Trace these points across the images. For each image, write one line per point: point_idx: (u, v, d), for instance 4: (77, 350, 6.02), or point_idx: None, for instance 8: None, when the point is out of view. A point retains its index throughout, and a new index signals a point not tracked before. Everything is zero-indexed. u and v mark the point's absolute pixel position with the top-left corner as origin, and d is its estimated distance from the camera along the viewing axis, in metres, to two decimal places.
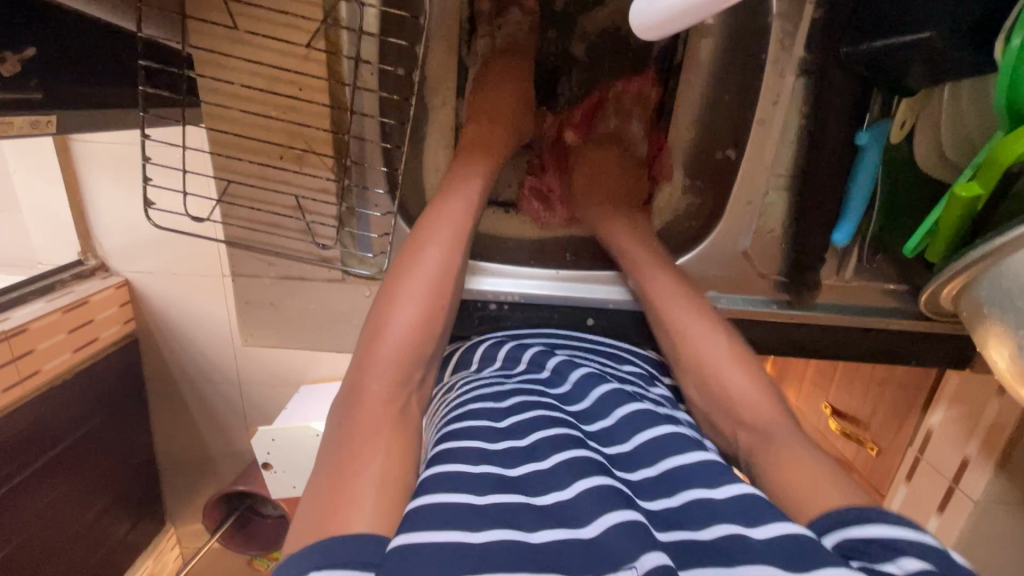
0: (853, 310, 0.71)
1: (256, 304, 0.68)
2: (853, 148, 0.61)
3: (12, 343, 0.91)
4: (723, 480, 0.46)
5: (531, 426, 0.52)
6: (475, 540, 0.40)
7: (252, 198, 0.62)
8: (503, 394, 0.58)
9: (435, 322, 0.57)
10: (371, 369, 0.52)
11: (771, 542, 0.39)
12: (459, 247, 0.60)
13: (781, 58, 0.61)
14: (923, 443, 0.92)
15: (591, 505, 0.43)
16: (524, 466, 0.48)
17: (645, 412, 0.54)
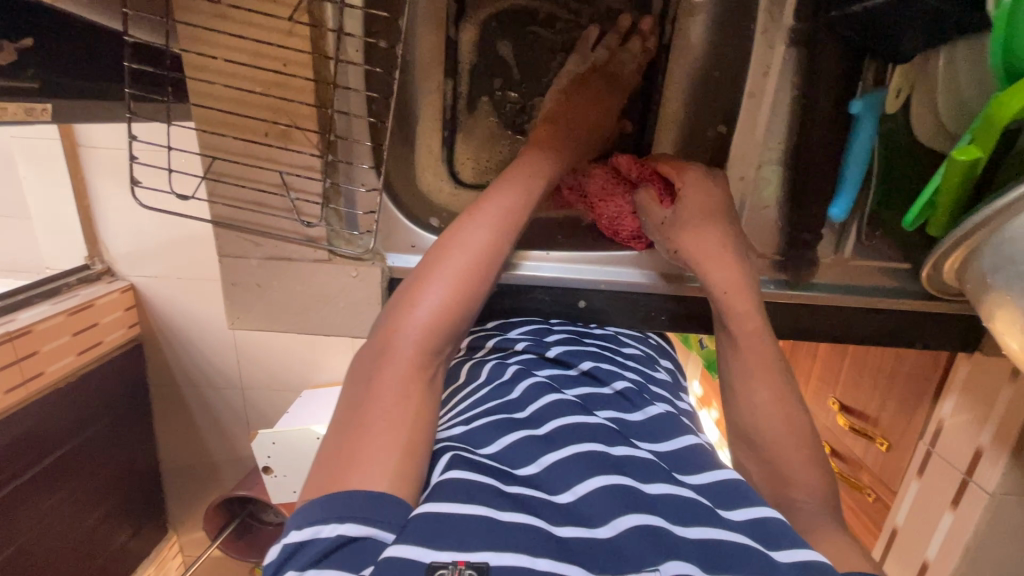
0: (852, 289, 0.70)
1: (242, 286, 0.67)
2: (844, 117, 0.59)
3: (18, 344, 1.12)
4: (739, 501, 0.48)
5: (551, 413, 0.54)
6: (501, 516, 0.42)
7: (238, 175, 0.61)
8: (510, 383, 0.60)
9: (467, 308, 0.58)
10: (404, 329, 0.53)
11: (793, 566, 0.42)
12: (501, 245, 0.61)
13: (771, 28, 0.60)
14: (935, 436, 0.89)
15: (609, 503, 0.45)
16: (548, 457, 0.49)
17: (663, 419, 0.57)
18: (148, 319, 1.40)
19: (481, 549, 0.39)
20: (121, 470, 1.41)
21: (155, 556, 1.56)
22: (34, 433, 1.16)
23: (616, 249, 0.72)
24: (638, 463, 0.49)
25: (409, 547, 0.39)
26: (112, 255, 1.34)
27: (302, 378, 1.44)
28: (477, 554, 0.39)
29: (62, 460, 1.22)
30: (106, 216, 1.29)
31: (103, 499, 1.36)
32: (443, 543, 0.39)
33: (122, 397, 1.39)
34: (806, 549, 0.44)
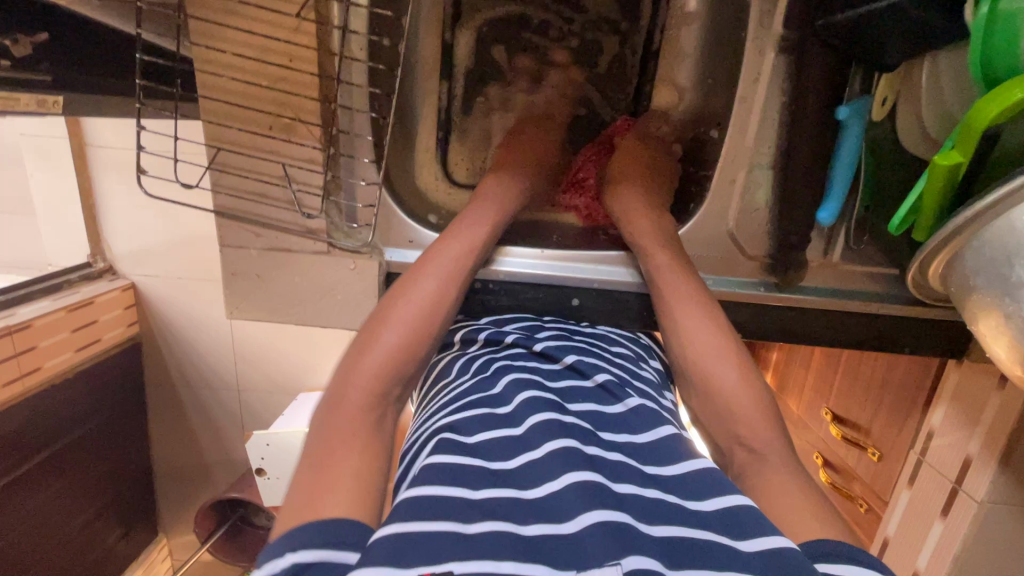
0: (841, 293, 0.71)
1: (241, 276, 0.69)
2: (832, 123, 0.61)
3: (17, 338, 1.13)
4: (711, 492, 0.48)
5: (529, 408, 0.55)
6: (468, 529, 0.42)
7: (241, 167, 0.63)
8: (493, 378, 0.61)
9: (423, 343, 0.59)
10: (358, 373, 0.54)
11: (761, 555, 0.41)
12: (456, 278, 0.63)
13: (761, 37, 0.62)
14: (925, 444, 0.89)
15: (576, 501, 0.45)
16: (521, 457, 0.50)
17: (643, 408, 0.58)
18: (146, 319, 1.41)
19: (445, 560, 0.39)
20: (114, 468, 1.41)
21: (143, 559, 1.55)
22: (28, 427, 1.16)
23: (606, 249, 0.75)
24: (624, 468, 0.50)
25: (377, 568, 0.38)
26: (114, 253, 1.35)
27: (297, 380, 1.45)
28: (442, 565, 0.39)
29: (55, 455, 1.22)
30: (109, 215, 1.31)
31: (95, 497, 1.36)
32: (411, 561, 0.39)
33: (118, 395, 1.40)
34: (777, 536, 0.43)
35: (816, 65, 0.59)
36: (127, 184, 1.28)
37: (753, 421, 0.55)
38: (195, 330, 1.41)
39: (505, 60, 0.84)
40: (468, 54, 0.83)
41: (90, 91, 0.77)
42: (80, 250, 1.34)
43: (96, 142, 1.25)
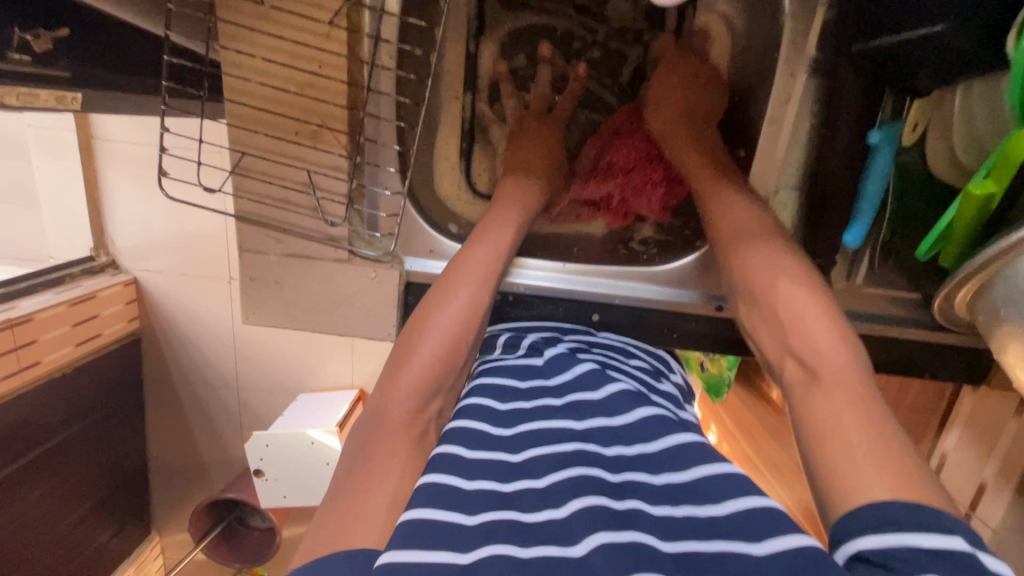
0: (862, 317, 0.70)
1: (258, 281, 0.68)
2: (864, 146, 0.61)
3: (19, 332, 1.13)
4: (727, 494, 0.44)
5: (529, 441, 0.52)
6: (465, 559, 0.40)
7: (264, 172, 0.62)
8: (501, 390, 0.59)
9: (459, 354, 0.59)
10: (395, 390, 0.54)
11: (774, 559, 0.38)
12: (487, 288, 0.63)
13: (793, 58, 0.62)
14: (938, 469, 0.89)
15: (586, 524, 0.43)
16: (517, 483, 0.48)
17: (657, 415, 0.54)
18: (148, 315, 1.40)
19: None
20: (109, 465, 1.40)
21: (136, 556, 1.54)
22: (24, 422, 1.14)
23: (656, 265, 0.73)
24: (639, 488, 0.48)
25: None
26: (118, 249, 1.34)
27: (299, 382, 1.44)
28: None
29: (50, 452, 1.21)
30: (115, 210, 1.30)
31: (89, 494, 1.34)
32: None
33: (116, 391, 1.38)
34: (796, 534, 0.40)
35: (849, 89, 0.59)
36: (136, 180, 1.28)
37: (818, 341, 0.52)
38: (199, 329, 1.40)
39: (529, 65, 0.83)
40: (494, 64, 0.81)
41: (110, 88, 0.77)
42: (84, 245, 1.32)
43: (107, 138, 1.24)
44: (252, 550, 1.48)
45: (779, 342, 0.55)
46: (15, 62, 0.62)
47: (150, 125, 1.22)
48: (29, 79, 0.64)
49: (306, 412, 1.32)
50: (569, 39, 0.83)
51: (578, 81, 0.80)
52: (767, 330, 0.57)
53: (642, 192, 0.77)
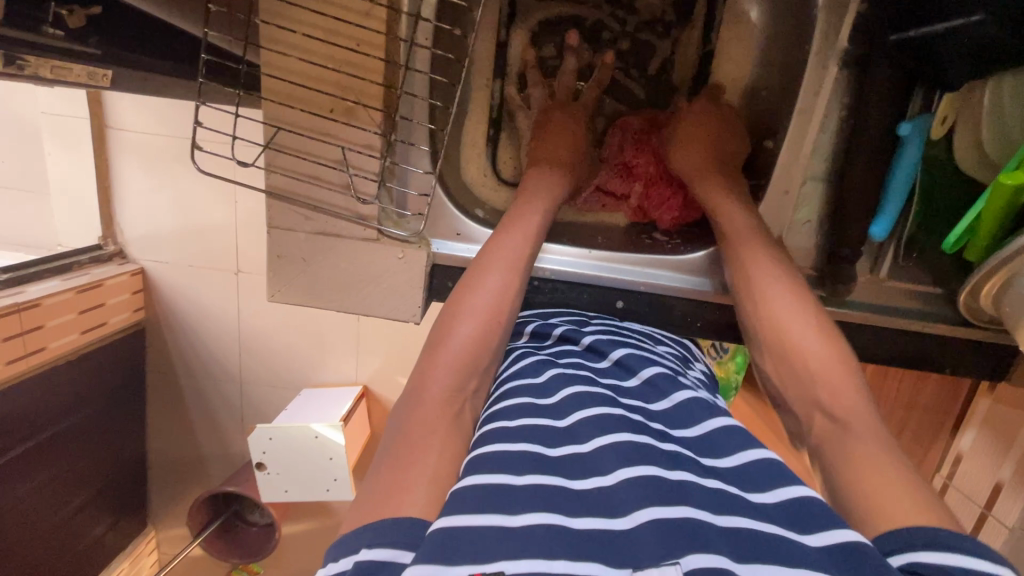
0: (885, 311, 0.70)
1: (286, 258, 0.68)
2: (891, 139, 0.61)
3: (23, 318, 1.12)
4: (772, 483, 0.46)
5: (571, 405, 0.53)
6: (513, 521, 0.40)
7: (298, 149, 0.63)
8: (534, 372, 0.60)
9: (495, 334, 0.59)
10: (434, 369, 0.54)
11: (824, 550, 0.40)
12: (519, 269, 0.63)
13: (827, 50, 0.62)
14: (953, 466, 0.91)
15: (633, 495, 0.43)
16: (564, 448, 0.49)
17: (696, 401, 0.56)
18: (154, 306, 1.39)
19: (495, 559, 0.38)
20: (108, 456, 1.38)
21: (131, 550, 1.52)
22: (26, 409, 1.13)
23: (683, 254, 0.73)
24: (683, 458, 0.48)
25: (425, 566, 0.37)
26: (127, 238, 1.34)
27: (302, 377, 1.43)
28: (492, 565, 0.37)
29: (50, 441, 1.19)
30: (126, 199, 1.30)
31: (87, 485, 1.33)
32: (460, 560, 0.38)
33: (119, 381, 1.37)
34: (841, 528, 0.41)
35: (882, 81, 0.59)
36: (148, 168, 1.27)
37: (838, 384, 0.53)
38: (206, 318, 1.40)
39: (557, 55, 0.84)
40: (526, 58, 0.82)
41: (138, 69, 0.78)
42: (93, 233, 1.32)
43: (121, 126, 1.25)
44: (250, 547, 1.47)
45: (796, 381, 0.56)
46: (48, 36, 0.62)
47: (165, 114, 1.23)
48: (62, 54, 0.64)
49: (310, 407, 1.31)
50: (597, 30, 0.84)
51: (606, 69, 0.80)
52: (783, 372, 0.58)
53: (659, 202, 0.79)
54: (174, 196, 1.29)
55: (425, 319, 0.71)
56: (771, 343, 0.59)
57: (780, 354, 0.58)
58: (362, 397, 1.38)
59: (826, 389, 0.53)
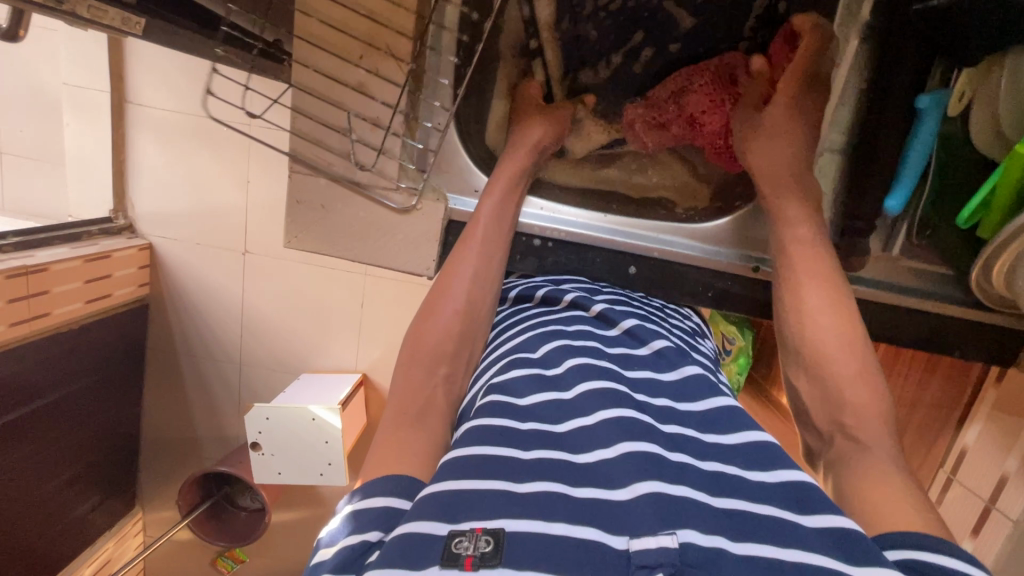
0: (894, 288, 0.73)
1: (306, 207, 0.69)
2: (912, 110, 0.64)
3: (32, 281, 1.12)
4: (772, 462, 0.44)
5: (578, 375, 0.51)
6: (519, 488, 0.40)
7: (321, 95, 0.64)
8: (539, 341, 0.58)
9: (472, 321, 0.62)
10: (416, 358, 0.57)
11: (818, 533, 0.38)
12: (494, 261, 0.67)
13: (848, 22, 0.66)
14: (957, 463, 0.91)
15: (631, 470, 0.41)
16: (571, 422, 0.47)
17: (702, 378, 0.54)
18: (159, 281, 1.40)
19: (497, 518, 0.37)
20: (101, 431, 1.37)
21: (116, 530, 1.50)
22: (29, 373, 1.13)
23: (697, 223, 0.77)
24: (686, 441, 0.46)
25: (427, 523, 0.37)
26: (137, 213, 1.34)
27: (302, 360, 1.43)
28: (495, 521, 0.37)
29: (48, 408, 1.18)
30: (138, 172, 1.31)
31: (79, 458, 1.32)
32: (463, 518, 0.38)
33: (119, 354, 1.37)
34: (837, 515, 0.39)
35: (909, 50, 0.62)
36: (164, 141, 1.28)
37: (869, 410, 0.56)
38: (211, 294, 1.40)
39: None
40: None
41: (168, 27, 0.78)
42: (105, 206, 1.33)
43: (140, 100, 1.25)
44: (236, 531, 1.45)
45: (829, 403, 0.59)
46: None
47: (184, 89, 1.24)
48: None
49: (309, 388, 1.31)
50: None
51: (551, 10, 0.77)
52: (817, 394, 0.60)
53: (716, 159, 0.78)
54: (189, 168, 1.29)
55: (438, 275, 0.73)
56: (811, 363, 0.62)
57: (816, 374, 0.61)
58: (360, 385, 1.38)
59: (857, 419, 0.56)
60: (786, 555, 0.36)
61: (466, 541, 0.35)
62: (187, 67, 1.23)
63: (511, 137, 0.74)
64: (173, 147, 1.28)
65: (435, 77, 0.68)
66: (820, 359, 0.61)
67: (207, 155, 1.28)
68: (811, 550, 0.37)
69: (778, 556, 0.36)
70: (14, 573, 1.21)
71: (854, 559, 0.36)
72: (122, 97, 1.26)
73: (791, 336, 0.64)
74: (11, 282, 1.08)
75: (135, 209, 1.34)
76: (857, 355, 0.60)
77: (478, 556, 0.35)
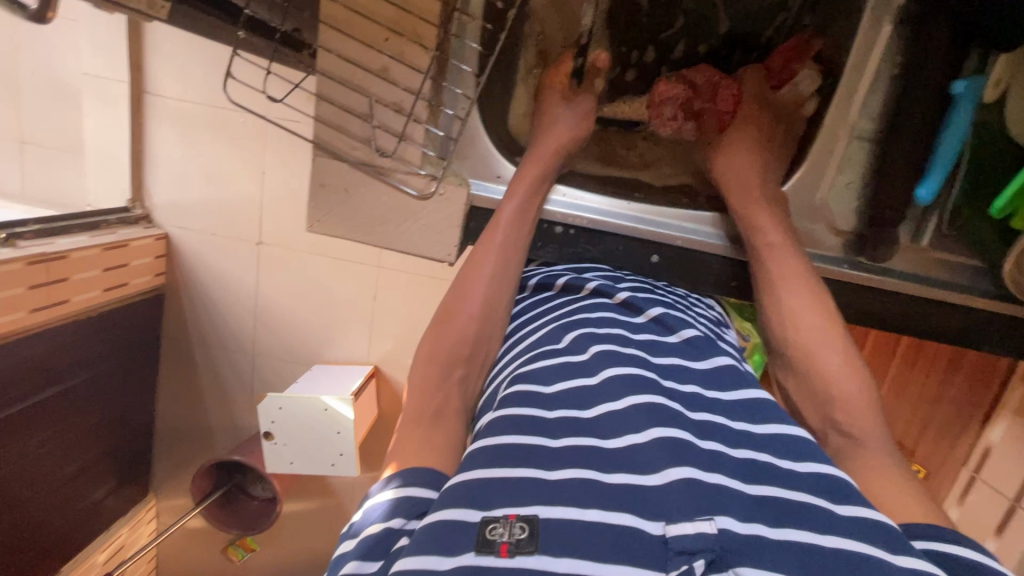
0: (922, 279, 0.72)
1: (329, 192, 0.69)
2: (946, 97, 0.63)
3: (53, 268, 1.13)
4: (803, 454, 0.43)
5: (604, 361, 0.50)
6: (550, 476, 0.39)
7: (345, 78, 0.64)
8: (564, 330, 0.57)
9: (494, 316, 0.61)
10: (436, 355, 0.56)
11: (855, 521, 0.37)
12: (509, 263, 0.64)
13: (881, 7, 0.65)
14: (981, 462, 0.89)
15: (662, 455, 0.40)
16: (602, 406, 0.46)
17: (736, 370, 0.53)
18: (175, 271, 1.41)
19: (531, 504, 0.37)
20: (117, 417, 1.39)
21: (130, 517, 1.52)
22: (49, 359, 1.14)
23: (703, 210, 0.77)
24: (718, 429, 0.45)
25: (457, 510, 0.37)
26: (155, 202, 1.36)
27: (315, 351, 1.44)
28: (528, 508, 0.37)
29: (65, 395, 1.19)
30: (156, 161, 1.32)
31: (96, 444, 1.33)
32: (495, 503, 0.38)
33: (135, 341, 1.38)
34: (870, 508, 0.39)
35: (939, 37, 0.61)
36: (182, 131, 1.29)
37: (857, 408, 0.54)
38: (227, 283, 1.41)
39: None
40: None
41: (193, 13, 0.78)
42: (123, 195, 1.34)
43: (160, 90, 1.26)
44: (248, 519, 1.46)
45: (816, 397, 0.58)
46: None
47: (202, 79, 1.24)
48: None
49: (321, 379, 1.32)
50: None
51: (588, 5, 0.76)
52: (803, 391, 0.59)
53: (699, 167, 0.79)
54: (206, 158, 1.30)
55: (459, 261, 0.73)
56: (795, 358, 0.60)
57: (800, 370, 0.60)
58: (372, 376, 1.39)
59: (845, 411, 0.54)
60: (825, 542, 0.36)
61: (500, 528, 0.35)
62: (205, 56, 1.23)
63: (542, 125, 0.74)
64: (190, 137, 1.29)
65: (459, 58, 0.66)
66: (803, 355, 0.60)
67: (224, 145, 1.28)
68: (849, 536, 0.36)
69: (818, 544, 0.35)
70: (31, 556, 1.22)
71: (891, 547, 0.36)
72: (142, 87, 1.27)
73: (774, 333, 0.63)
74: (33, 268, 1.09)
75: (154, 199, 1.35)
76: (840, 349, 0.59)
77: (514, 542, 0.35)
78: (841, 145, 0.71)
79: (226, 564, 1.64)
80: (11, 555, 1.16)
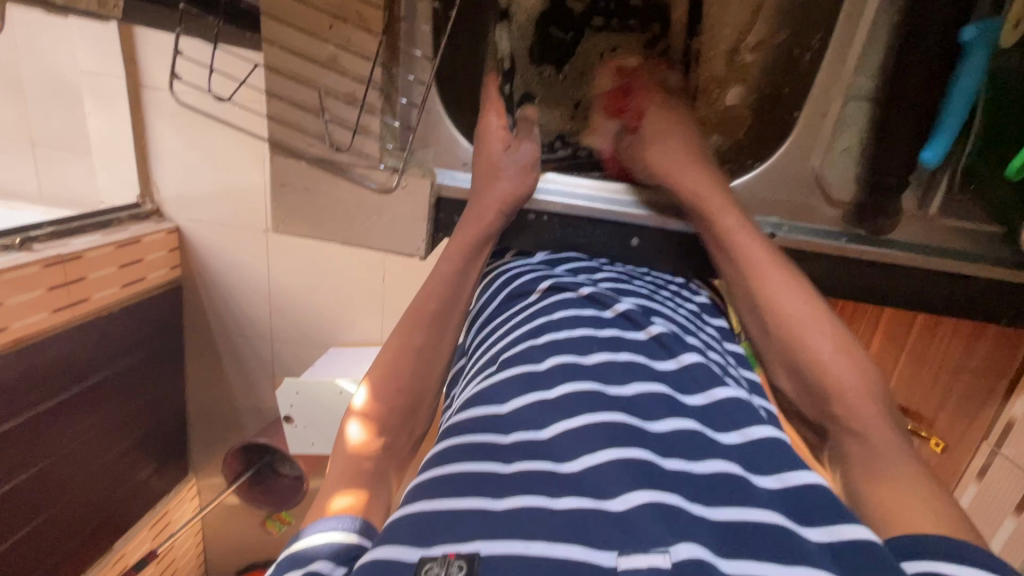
0: (930, 250, 0.68)
1: (296, 190, 0.67)
2: (955, 46, 0.58)
3: (69, 269, 1.16)
4: (777, 465, 0.42)
5: (562, 375, 0.48)
6: (497, 504, 0.39)
7: (295, 72, 0.61)
8: (528, 335, 0.54)
9: (445, 326, 0.60)
10: (378, 382, 0.55)
11: (828, 548, 0.36)
12: (464, 276, 0.64)
13: None
14: (1002, 437, 0.85)
15: (620, 476, 0.39)
16: (559, 424, 0.44)
17: (702, 366, 0.51)
18: (189, 263, 1.43)
19: (472, 539, 0.36)
20: (150, 407, 1.44)
21: (173, 494, 1.60)
22: (76, 355, 1.18)
23: None
24: (681, 441, 0.43)
25: (398, 548, 0.37)
26: (162, 197, 1.37)
27: (329, 335, 1.45)
28: (468, 544, 0.36)
29: (95, 387, 1.24)
30: (159, 156, 1.32)
31: (130, 430, 1.39)
32: (435, 539, 0.37)
33: (158, 332, 1.42)
34: (855, 523, 0.37)
35: None
36: (178, 124, 1.28)
37: (852, 399, 0.51)
38: (236, 275, 1.43)
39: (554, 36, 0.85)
40: (528, 17, 0.82)
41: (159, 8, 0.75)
42: (131, 192, 1.35)
43: (153, 83, 1.25)
44: (279, 496, 1.52)
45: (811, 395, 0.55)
46: None
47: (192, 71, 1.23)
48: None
49: (336, 362, 1.33)
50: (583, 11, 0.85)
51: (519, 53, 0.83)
52: (801, 391, 0.56)
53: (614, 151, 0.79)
54: (204, 152, 1.30)
55: (430, 255, 0.71)
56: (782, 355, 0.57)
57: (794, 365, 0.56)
58: None
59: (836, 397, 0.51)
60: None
61: (436, 567, 0.34)
62: None
63: (479, 130, 0.71)
64: (187, 131, 1.29)
65: (412, 45, 0.63)
66: (795, 347, 0.56)
67: (220, 137, 1.28)
68: (819, 565, 0.34)
69: None
70: (84, 536, 1.31)
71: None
72: (134, 81, 1.26)
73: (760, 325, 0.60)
74: (49, 271, 1.12)
75: (158, 195, 1.37)
76: (829, 330, 0.56)
77: None
78: (839, 108, 0.67)
79: (262, 537, 1.73)
80: (62, 536, 1.24)
